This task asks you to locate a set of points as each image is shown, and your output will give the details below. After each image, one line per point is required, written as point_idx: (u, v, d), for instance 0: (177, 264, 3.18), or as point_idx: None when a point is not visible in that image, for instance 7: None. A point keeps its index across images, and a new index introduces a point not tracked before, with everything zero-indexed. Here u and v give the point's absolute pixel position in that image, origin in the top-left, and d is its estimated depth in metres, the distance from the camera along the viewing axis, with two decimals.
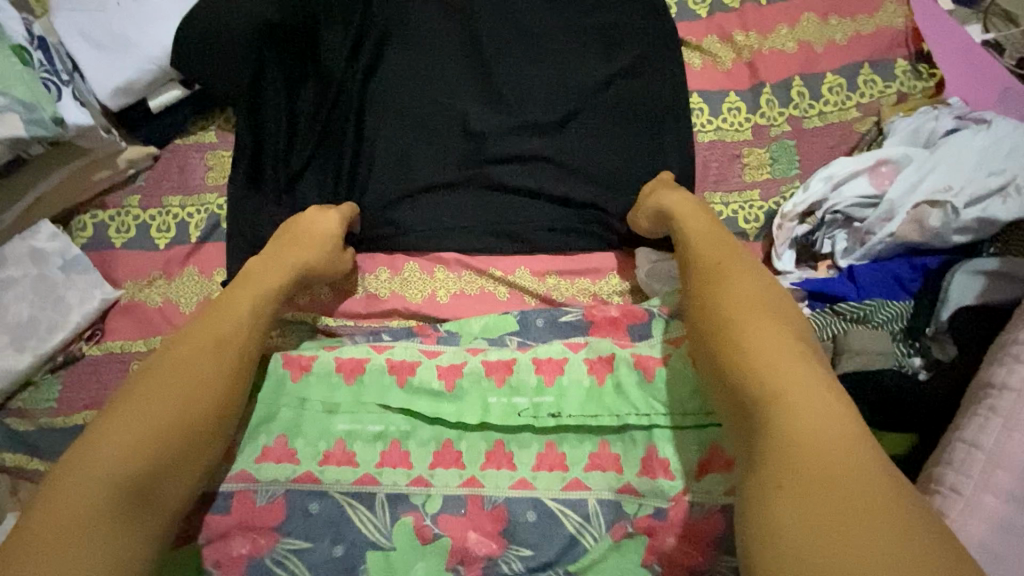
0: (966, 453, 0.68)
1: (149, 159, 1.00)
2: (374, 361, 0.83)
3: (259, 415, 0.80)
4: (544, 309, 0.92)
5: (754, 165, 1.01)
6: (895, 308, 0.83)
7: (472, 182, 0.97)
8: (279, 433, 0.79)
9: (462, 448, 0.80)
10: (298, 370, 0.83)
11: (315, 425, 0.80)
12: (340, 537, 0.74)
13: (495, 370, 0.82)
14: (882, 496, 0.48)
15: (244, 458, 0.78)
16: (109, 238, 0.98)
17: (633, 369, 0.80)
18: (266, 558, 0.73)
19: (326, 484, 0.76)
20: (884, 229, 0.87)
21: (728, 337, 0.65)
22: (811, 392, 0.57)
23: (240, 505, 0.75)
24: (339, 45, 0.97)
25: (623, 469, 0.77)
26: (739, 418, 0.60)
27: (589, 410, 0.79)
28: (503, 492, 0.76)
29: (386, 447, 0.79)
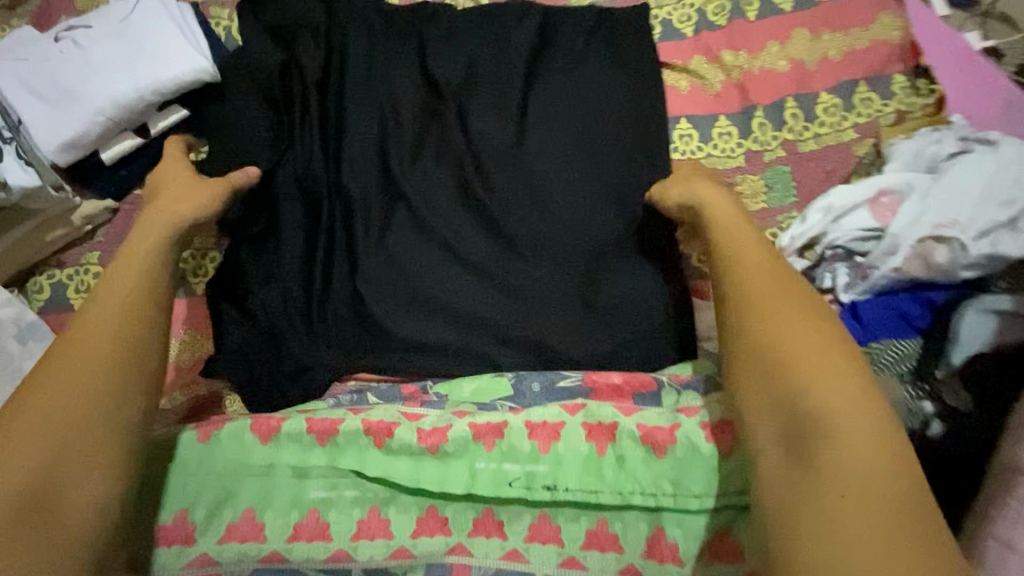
0: (999, 554, 0.55)
1: (107, 213, 0.94)
2: (348, 422, 0.81)
3: (217, 496, 0.79)
4: (538, 369, 0.88)
5: (747, 194, 0.96)
6: (904, 346, 0.79)
7: (457, 303, 0.91)
8: (246, 508, 0.78)
9: (447, 514, 0.77)
10: (265, 431, 0.81)
11: (285, 494, 0.79)
12: None
13: (483, 435, 0.79)
14: (902, 505, 0.54)
15: (207, 540, 0.76)
16: (68, 298, 0.92)
17: (639, 444, 0.77)
18: None
19: (295, 562, 0.76)
20: (887, 264, 0.82)
21: (768, 343, 0.66)
22: (850, 402, 0.60)
23: None
24: (294, 154, 0.93)
25: (624, 548, 0.74)
26: (768, 409, 0.63)
27: (588, 485, 0.76)
28: (492, 562, 0.74)
29: (364, 514, 0.78)
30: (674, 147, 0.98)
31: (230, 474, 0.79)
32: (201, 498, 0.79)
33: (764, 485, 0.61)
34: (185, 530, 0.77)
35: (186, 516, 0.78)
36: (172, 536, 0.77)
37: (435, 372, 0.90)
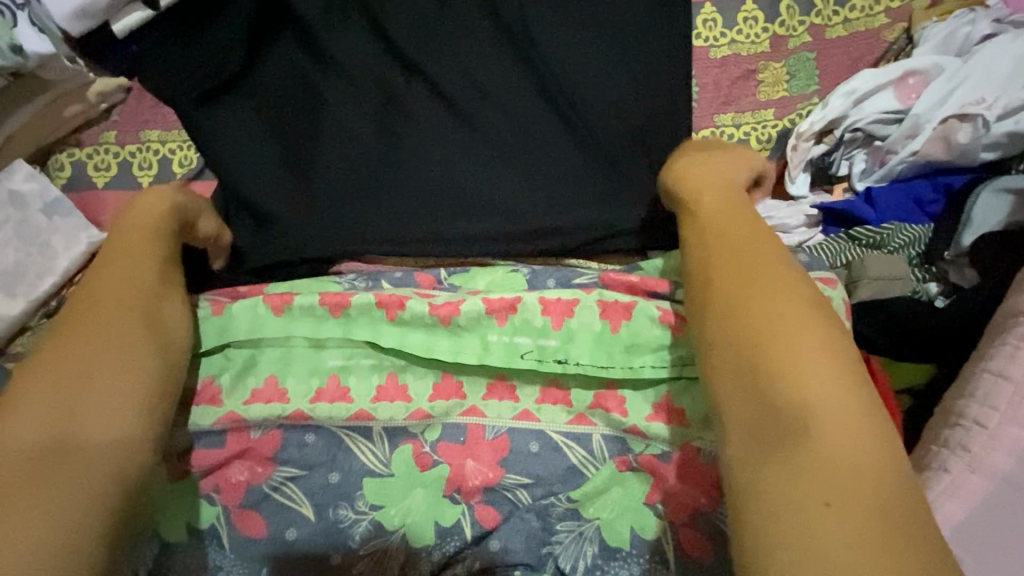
0: (992, 384, 0.61)
1: (121, 92, 0.95)
2: (359, 295, 0.78)
3: (241, 361, 0.78)
4: (554, 268, 0.87)
5: (769, 82, 0.93)
6: (913, 232, 0.78)
7: (440, 203, 0.90)
8: (268, 375, 0.77)
9: (463, 379, 0.78)
10: (277, 303, 0.78)
11: (304, 363, 0.78)
12: (335, 465, 0.74)
13: (496, 311, 0.78)
14: (887, 505, 0.46)
15: (232, 400, 0.75)
16: (89, 177, 0.94)
17: (656, 324, 0.77)
18: (263, 485, 0.74)
19: (319, 420, 0.75)
20: (906, 148, 0.82)
21: (743, 310, 0.58)
22: (829, 386, 0.52)
23: (234, 439, 0.75)
24: (291, 47, 0.93)
25: (629, 412, 0.76)
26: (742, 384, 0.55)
27: (600, 360, 0.77)
28: (506, 422, 0.76)
29: (382, 380, 0.77)
30: (697, 33, 0.94)
31: (248, 343, 0.78)
32: (228, 366, 0.78)
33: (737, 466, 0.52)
34: (213, 393, 0.76)
35: (212, 381, 0.77)
36: (198, 399, 0.76)
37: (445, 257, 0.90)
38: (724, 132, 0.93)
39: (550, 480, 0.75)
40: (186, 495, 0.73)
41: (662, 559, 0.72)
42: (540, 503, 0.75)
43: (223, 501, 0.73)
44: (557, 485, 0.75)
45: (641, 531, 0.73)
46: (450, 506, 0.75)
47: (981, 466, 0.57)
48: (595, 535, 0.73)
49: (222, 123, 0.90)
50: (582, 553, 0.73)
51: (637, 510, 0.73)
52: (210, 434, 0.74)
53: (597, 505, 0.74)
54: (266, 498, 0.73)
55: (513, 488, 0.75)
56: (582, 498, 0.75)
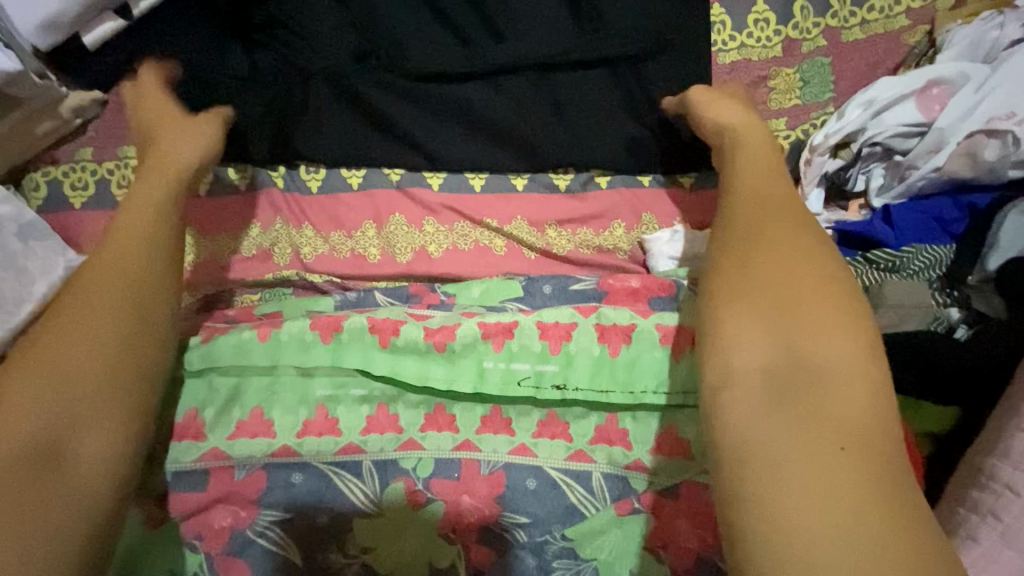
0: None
1: (97, 107, 0.90)
2: (351, 318, 0.75)
3: (225, 393, 0.73)
4: (553, 275, 0.84)
5: (780, 89, 0.88)
6: (935, 253, 0.74)
7: (435, 217, 0.89)
8: (254, 406, 0.73)
9: (456, 412, 0.75)
10: (265, 330, 0.75)
11: (292, 391, 0.74)
12: (323, 507, 0.70)
13: (492, 335, 0.75)
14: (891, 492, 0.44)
15: (217, 435, 0.71)
16: (66, 196, 0.90)
17: (659, 345, 0.73)
18: (248, 531, 0.69)
19: (307, 455, 0.71)
20: (929, 163, 0.77)
21: (762, 281, 0.56)
22: (853, 374, 0.51)
23: (218, 479, 0.70)
24: None
25: (633, 445, 0.72)
26: (748, 354, 0.53)
27: (599, 384, 0.73)
28: (502, 457, 0.72)
29: (373, 411, 0.74)
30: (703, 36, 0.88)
31: (233, 371, 0.74)
32: (212, 397, 0.73)
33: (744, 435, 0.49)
34: (196, 428, 0.72)
35: (196, 414, 0.72)
36: (182, 430, 0.72)
37: (443, 275, 0.88)
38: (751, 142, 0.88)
39: (548, 519, 0.71)
40: (159, 548, 0.68)
41: None
42: (535, 541, 0.71)
43: (206, 549, 0.68)
44: (553, 523, 0.71)
45: (642, 574, 0.69)
46: (444, 547, 0.71)
47: (1014, 536, 0.54)
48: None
49: (242, 117, 0.88)
50: None
51: (636, 552, 0.69)
52: (192, 474, 0.70)
53: (592, 548, 0.70)
54: (252, 544, 0.68)
55: (510, 528, 0.71)
56: (578, 536, 0.70)
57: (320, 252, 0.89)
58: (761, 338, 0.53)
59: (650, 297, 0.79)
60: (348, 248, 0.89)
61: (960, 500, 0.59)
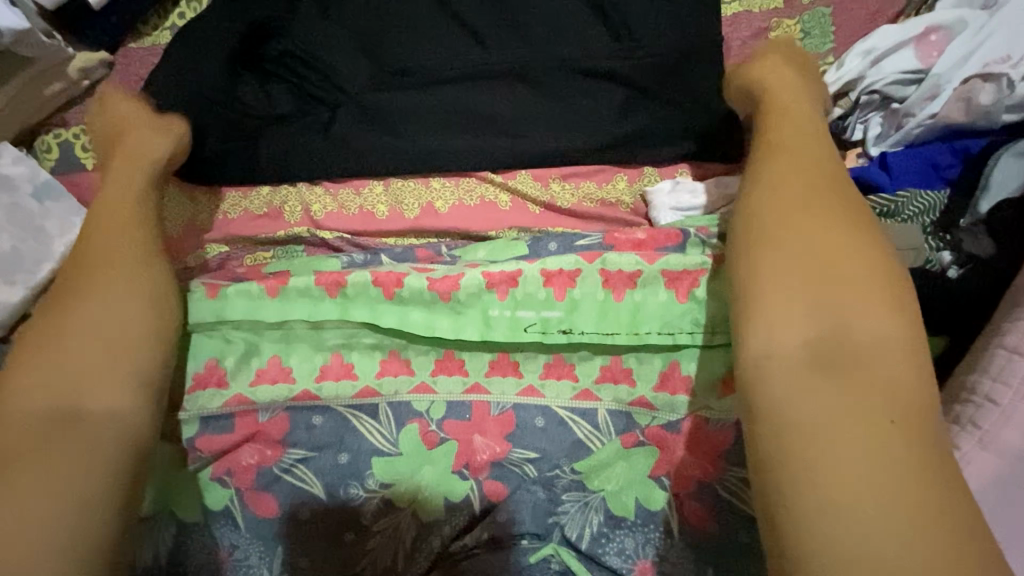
0: (1006, 360, 0.60)
1: (104, 67, 0.91)
2: (355, 274, 0.78)
3: (242, 346, 0.76)
4: (559, 233, 0.86)
5: (781, 41, 0.89)
6: (930, 198, 0.76)
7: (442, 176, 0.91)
8: (271, 355, 0.76)
9: (464, 357, 0.78)
10: (272, 285, 0.78)
11: (305, 340, 0.77)
12: (344, 446, 0.74)
13: (497, 285, 0.77)
14: (924, 458, 0.49)
15: (240, 381, 0.75)
16: (78, 158, 0.92)
17: (662, 288, 0.76)
18: (274, 468, 0.72)
19: (326, 398, 0.75)
20: (924, 110, 0.78)
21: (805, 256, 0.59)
22: (891, 352, 0.55)
23: (243, 422, 0.73)
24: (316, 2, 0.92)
25: (637, 382, 0.75)
26: (793, 324, 0.56)
27: (604, 327, 0.76)
28: (510, 398, 0.76)
29: (385, 357, 0.77)
30: None
31: (246, 323, 0.77)
32: (230, 348, 0.76)
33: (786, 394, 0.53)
34: (219, 376, 0.75)
35: (217, 364, 0.76)
36: (206, 378, 0.75)
37: (450, 230, 0.90)
38: None
39: (557, 454, 0.75)
40: (192, 484, 0.72)
41: (666, 528, 0.72)
42: (546, 475, 0.75)
43: (235, 484, 0.72)
44: (562, 457, 0.75)
45: (647, 502, 0.73)
46: (459, 482, 0.75)
47: (993, 444, 0.58)
48: (600, 505, 0.73)
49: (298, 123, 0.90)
50: (587, 522, 0.73)
51: (641, 483, 0.73)
52: (219, 418, 0.73)
53: (600, 480, 0.74)
54: (280, 479, 0.72)
55: (520, 463, 0.75)
56: (586, 469, 0.74)
57: (328, 209, 0.91)
58: (805, 311, 0.56)
59: (656, 247, 0.81)
60: (357, 205, 0.91)
61: (946, 417, 0.62)
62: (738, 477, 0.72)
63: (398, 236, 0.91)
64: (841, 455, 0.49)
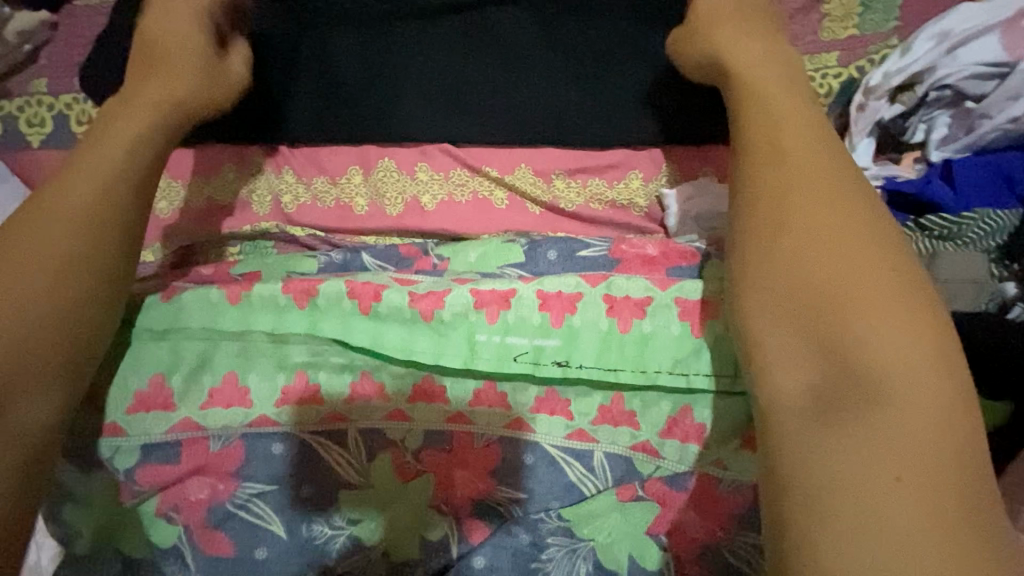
0: None
1: (48, 30, 0.80)
2: (328, 282, 0.68)
3: (193, 359, 0.68)
4: (558, 237, 0.76)
5: (835, 16, 0.74)
6: (1000, 218, 0.64)
7: (428, 164, 0.80)
8: (227, 371, 0.67)
9: (446, 383, 0.68)
10: (235, 292, 0.69)
11: (266, 357, 0.68)
12: (308, 479, 0.67)
13: (486, 304, 0.68)
14: (949, 483, 0.43)
15: (187, 405, 0.66)
16: (21, 134, 0.81)
17: (676, 320, 0.66)
18: (227, 503, 0.66)
19: (287, 425, 0.67)
20: (1006, 112, 0.66)
21: (817, 284, 0.51)
22: (908, 358, 0.47)
23: (191, 451, 0.66)
24: None
25: (641, 425, 0.66)
26: (803, 366, 0.50)
27: (606, 361, 0.66)
28: (496, 431, 0.67)
29: (356, 379, 0.68)
30: None
31: (200, 334, 0.68)
32: (179, 362, 0.67)
33: (785, 434, 0.48)
34: (165, 397, 0.67)
35: (162, 382, 0.67)
36: (148, 402, 0.67)
37: (437, 231, 0.80)
38: None
39: (546, 496, 0.67)
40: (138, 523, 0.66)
41: None
42: (531, 517, 0.67)
43: (184, 521, 0.65)
44: (551, 500, 0.67)
45: (641, 559, 0.65)
46: (435, 520, 0.68)
47: None
48: (589, 554, 0.66)
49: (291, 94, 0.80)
50: (573, 569, 0.65)
51: (637, 539, 0.65)
52: (163, 448, 0.66)
53: (590, 528, 0.66)
54: (232, 517, 0.66)
55: (506, 504, 0.68)
56: (576, 516, 0.67)
57: (301, 201, 0.81)
58: (815, 350, 0.49)
59: (669, 267, 0.71)
60: (332, 197, 0.81)
61: None
62: (751, 543, 0.64)
63: (382, 234, 0.81)
64: (863, 502, 0.43)
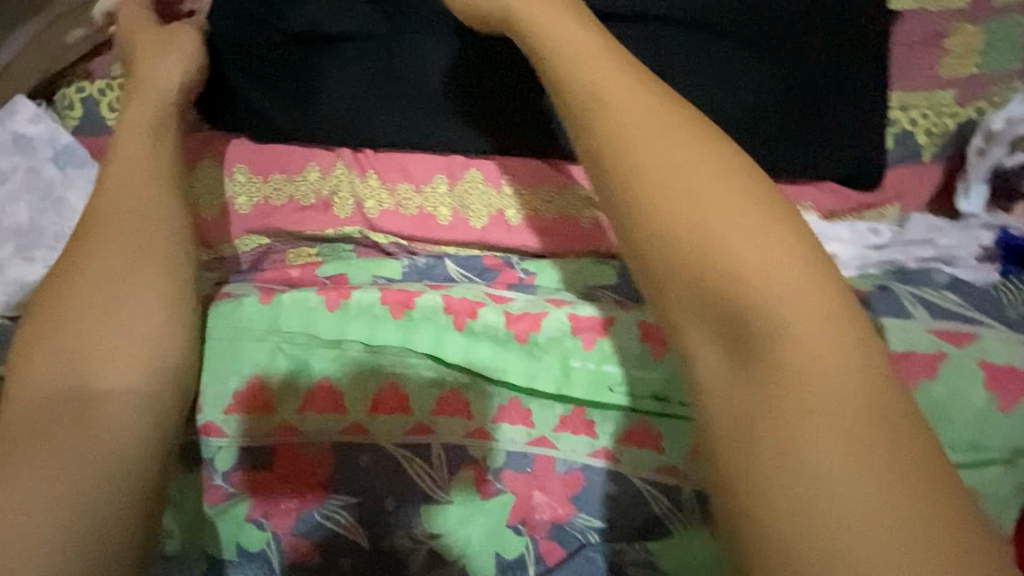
0: None
1: None
2: (426, 295, 0.69)
3: (286, 364, 0.66)
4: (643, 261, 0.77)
5: (958, 54, 0.73)
6: None
7: (515, 179, 0.78)
8: (322, 376, 0.66)
9: (532, 407, 0.67)
10: (333, 298, 0.69)
11: (358, 365, 0.67)
12: (395, 492, 0.67)
13: (582, 330, 0.68)
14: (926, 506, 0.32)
15: (285, 409, 0.66)
16: (102, 117, 0.79)
17: None
18: (316, 513, 0.66)
19: (378, 435, 0.67)
20: None
21: (652, 233, 0.39)
22: (850, 358, 0.35)
23: (286, 457, 0.66)
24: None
25: None
26: (699, 321, 0.37)
27: None
28: (580, 457, 0.67)
29: (445, 392, 0.67)
30: None
31: (293, 338, 0.67)
32: (275, 364, 0.67)
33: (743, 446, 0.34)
34: (261, 398, 0.66)
35: (259, 382, 0.66)
36: (245, 403, 0.66)
37: (519, 248, 0.78)
38: (909, 115, 0.74)
39: (623, 528, 0.67)
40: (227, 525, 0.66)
41: None
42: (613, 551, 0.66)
43: (272, 528, 0.65)
44: (631, 531, 0.67)
45: None
46: (515, 541, 0.67)
47: None
48: None
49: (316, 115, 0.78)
50: None
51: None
52: (258, 450, 0.66)
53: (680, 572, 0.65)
54: (321, 526, 0.66)
55: (583, 531, 0.67)
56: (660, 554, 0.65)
57: (384, 206, 0.78)
58: (716, 317, 0.36)
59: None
60: (415, 205, 0.79)
61: None
62: None
63: (469, 245, 0.79)
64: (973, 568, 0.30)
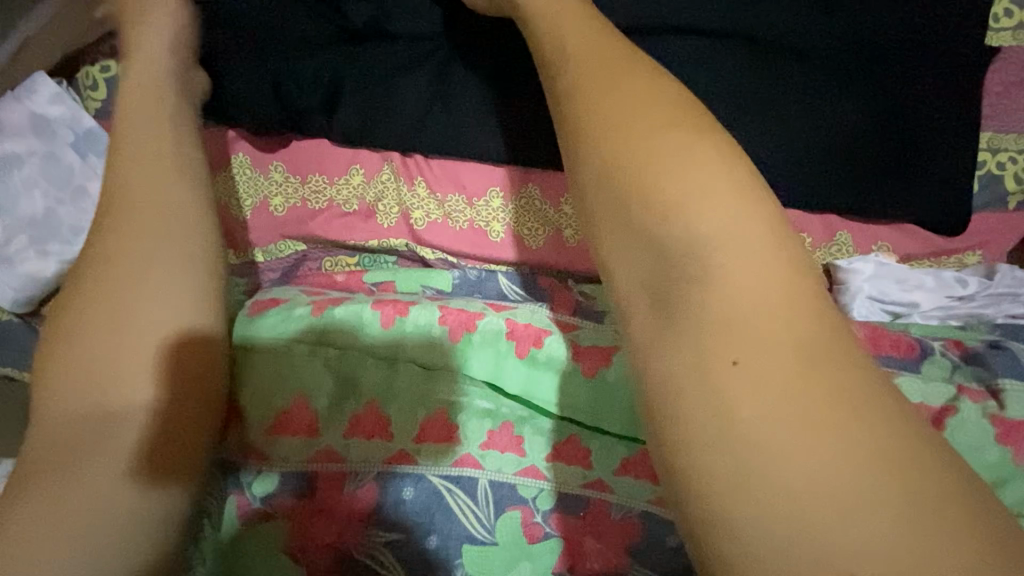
0: None
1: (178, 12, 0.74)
2: (488, 319, 0.64)
3: (334, 384, 0.61)
4: None
5: None
6: None
7: None
8: (369, 399, 0.60)
9: (593, 446, 0.59)
10: (390, 313, 0.64)
11: (408, 389, 0.60)
12: (434, 528, 0.56)
13: None
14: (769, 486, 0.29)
15: (329, 433, 0.59)
16: None
17: None
18: (352, 553, 0.56)
19: (424, 465, 0.58)
20: None
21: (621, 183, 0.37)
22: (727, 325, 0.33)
23: (324, 490, 0.58)
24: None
25: None
26: (636, 258, 0.35)
27: None
28: (640, 503, 0.57)
29: (497, 426, 0.59)
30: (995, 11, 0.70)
31: (340, 356, 0.62)
32: (319, 384, 0.61)
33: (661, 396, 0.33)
34: (305, 421, 0.60)
35: (304, 405, 0.60)
36: (284, 426, 0.60)
37: (579, 272, 0.74)
38: (1000, 158, 0.71)
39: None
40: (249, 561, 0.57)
41: None
42: None
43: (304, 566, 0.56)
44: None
45: None
46: None
47: None
48: None
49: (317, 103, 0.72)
50: None
51: None
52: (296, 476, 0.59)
53: None
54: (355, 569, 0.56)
55: None
56: None
57: (433, 219, 0.74)
58: None
59: (877, 355, 0.60)
60: (466, 219, 0.73)
61: None
62: None
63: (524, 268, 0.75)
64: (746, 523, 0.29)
